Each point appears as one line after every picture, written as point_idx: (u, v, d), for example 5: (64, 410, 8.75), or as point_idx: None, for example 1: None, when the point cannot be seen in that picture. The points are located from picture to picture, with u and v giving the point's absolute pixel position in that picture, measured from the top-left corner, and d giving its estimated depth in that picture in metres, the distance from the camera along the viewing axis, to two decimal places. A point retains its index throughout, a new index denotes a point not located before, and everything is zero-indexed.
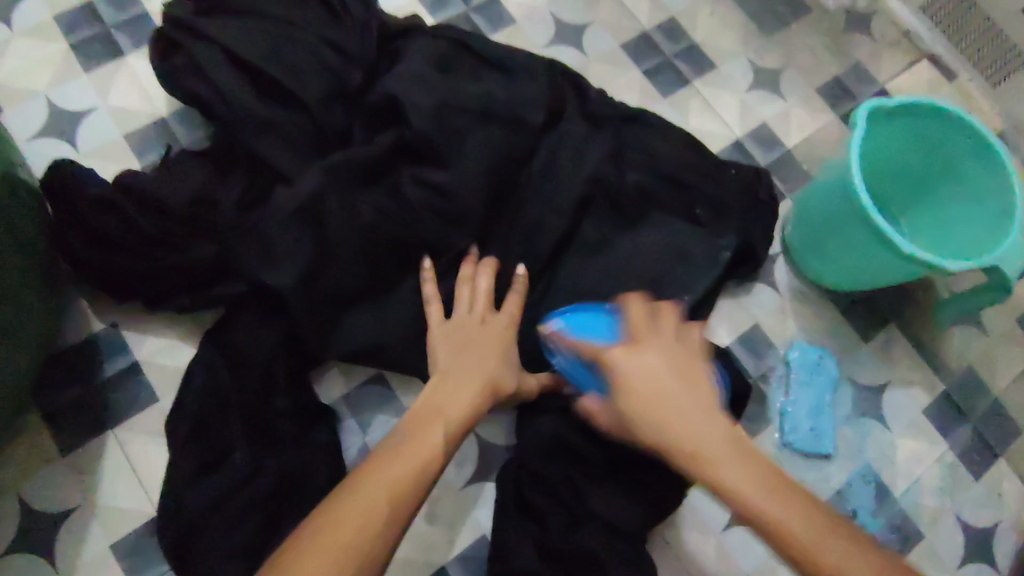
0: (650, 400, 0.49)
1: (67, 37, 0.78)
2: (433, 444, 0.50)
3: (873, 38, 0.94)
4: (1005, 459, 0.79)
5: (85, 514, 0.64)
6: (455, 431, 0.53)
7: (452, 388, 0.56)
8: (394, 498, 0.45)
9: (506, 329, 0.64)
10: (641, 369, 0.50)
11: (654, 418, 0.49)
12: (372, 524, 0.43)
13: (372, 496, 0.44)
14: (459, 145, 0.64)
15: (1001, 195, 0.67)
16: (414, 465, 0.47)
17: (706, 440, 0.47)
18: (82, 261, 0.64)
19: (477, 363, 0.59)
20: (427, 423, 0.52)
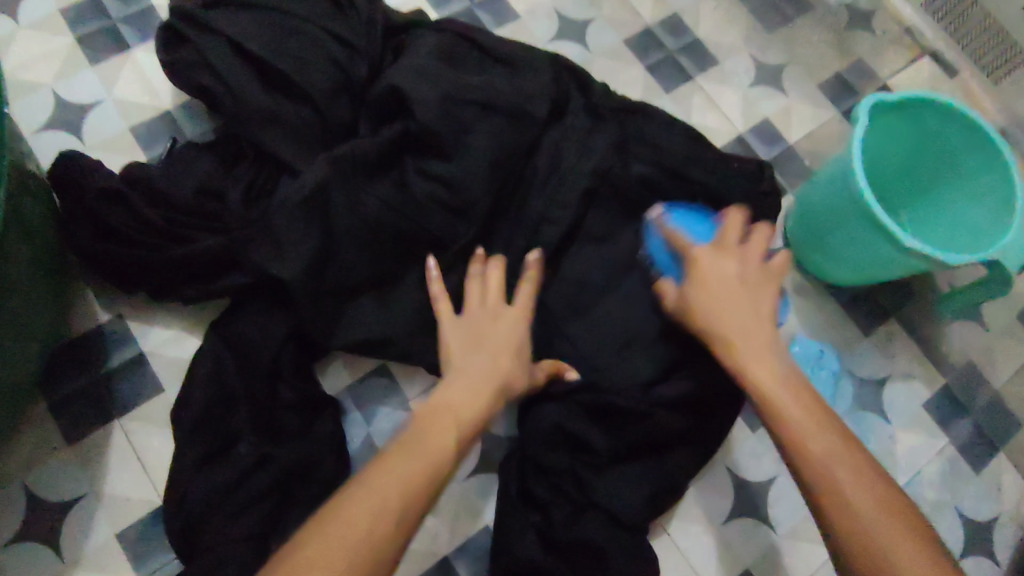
0: (731, 335, 0.56)
1: (74, 30, 0.79)
2: (446, 445, 0.50)
3: (875, 34, 0.94)
4: (1005, 453, 0.79)
5: (91, 503, 0.64)
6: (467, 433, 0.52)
7: (462, 383, 0.55)
8: (406, 500, 0.45)
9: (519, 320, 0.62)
10: (717, 272, 0.58)
11: (709, 309, 0.57)
12: (377, 524, 0.43)
13: (383, 494, 0.45)
14: (464, 137, 0.65)
15: (1001, 190, 0.68)
16: (424, 466, 0.47)
17: (787, 401, 0.51)
18: (89, 251, 0.65)
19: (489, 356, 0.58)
20: (439, 417, 0.52)
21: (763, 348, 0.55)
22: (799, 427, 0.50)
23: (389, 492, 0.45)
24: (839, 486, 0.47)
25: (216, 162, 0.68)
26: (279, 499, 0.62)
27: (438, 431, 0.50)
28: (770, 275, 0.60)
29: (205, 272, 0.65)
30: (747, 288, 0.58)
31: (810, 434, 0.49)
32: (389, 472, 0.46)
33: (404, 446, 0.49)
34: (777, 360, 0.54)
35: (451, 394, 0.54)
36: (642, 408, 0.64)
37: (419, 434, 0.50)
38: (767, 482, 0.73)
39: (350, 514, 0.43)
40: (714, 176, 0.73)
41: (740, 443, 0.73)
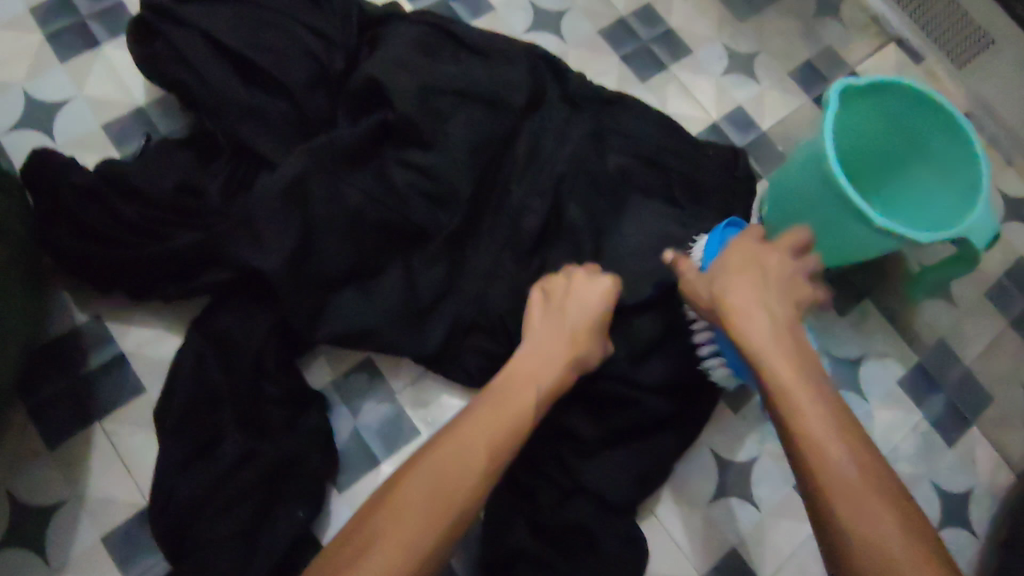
0: (741, 311, 0.55)
1: (43, 27, 0.77)
2: (526, 407, 0.52)
3: (842, 22, 0.96)
4: (977, 426, 0.81)
5: (75, 508, 0.63)
6: (546, 398, 0.54)
7: (556, 358, 0.56)
8: (490, 456, 0.48)
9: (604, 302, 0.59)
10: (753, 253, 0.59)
11: (731, 272, 0.58)
12: (463, 482, 0.46)
13: (475, 444, 0.48)
14: (442, 128, 0.66)
15: (967, 168, 0.70)
16: (506, 426, 0.50)
17: (790, 390, 0.50)
18: (65, 253, 0.64)
19: (579, 334, 0.58)
20: (519, 386, 0.53)
21: (776, 327, 0.54)
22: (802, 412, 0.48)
23: (472, 453, 0.47)
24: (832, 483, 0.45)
25: (194, 158, 0.68)
26: (267, 494, 0.61)
27: (515, 399, 0.52)
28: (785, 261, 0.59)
29: (185, 269, 0.64)
30: (776, 272, 0.58)
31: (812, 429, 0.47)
32: (469, 435, 0.48)
33: (483, 410, 0.50)
34: (790, 345, 0.53)
35: (529, 366, 0.55)
36: (630, 393, 0.66)
37: (493, 401, 0.51)
38: (750, 462, 0.74)
39: (433, 472, 0.46)
40: (690, 162, 0.74)
41: (723, 425, 0.75)
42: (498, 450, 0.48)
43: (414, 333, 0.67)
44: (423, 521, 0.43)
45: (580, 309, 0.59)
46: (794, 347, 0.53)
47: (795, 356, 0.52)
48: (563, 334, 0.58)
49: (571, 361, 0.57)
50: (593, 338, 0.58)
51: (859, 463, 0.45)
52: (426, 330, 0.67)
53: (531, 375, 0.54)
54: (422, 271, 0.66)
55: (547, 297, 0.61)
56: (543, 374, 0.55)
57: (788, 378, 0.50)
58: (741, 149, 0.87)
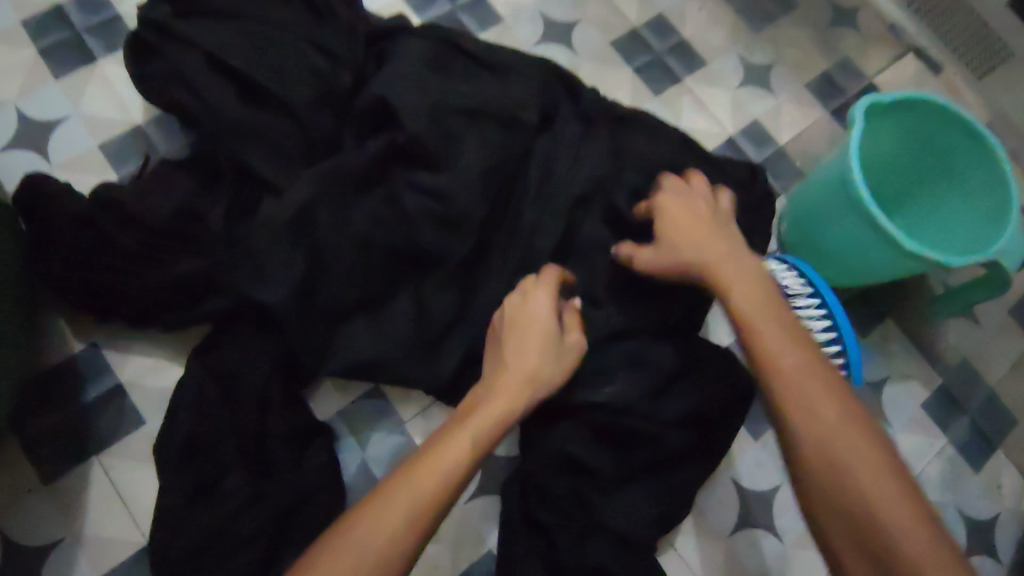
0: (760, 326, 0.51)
1: (36, 42, 0.74)
2: (444, 469, 0.47)
3: (860, 31, 0.94)
4: (1003, 451, 0.79)
5: (71, 548, 0.60)
6: (472, 457, 0.49)
7: (484, 412, 0.52)
8: (395, 530, 0.43)
9: (550, 317, 0.59)
10: (681, 209, 0.61)
11: (678, 238, 0.59)
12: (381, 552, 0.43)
13: (383, 517, 0.44)
14: (453, 149, 0.63)
15: (997, 187, 0.67)
16: (418, 493, 0.45)
17: (813, 411, 0.46)
18: (61, 282, 0.61)
19: (522, 350, 0.57)
20: (437, 447, 0.49)
21: (793, 339, 0.50)
22: (825, 440, 0.45)
23: (376, 533, 0.43)
24: (861, 517, 0.42)
25: (194, 180, 0.65)
26: (274, 533, 0.58)
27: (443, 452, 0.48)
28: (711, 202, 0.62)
29: (186, 297, 0.62)
30: (712, 218, 0.60)
31: (837, 458, 0.44)
32: (377, 510, 0.44)
33: (398, 478, 0.46)
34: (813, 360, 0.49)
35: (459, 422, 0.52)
36: (652, 428, 0.62)
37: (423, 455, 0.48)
38: (771, 491, 0.71)
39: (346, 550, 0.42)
40: (711, 181, 0.71)
41: (743, 453, 0.72)
42: (403, 531, 0.44)
43: (427, 363, 0.64)
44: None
45: (525, 335, 0.58)
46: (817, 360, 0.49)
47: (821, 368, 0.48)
48: (506, 371, 0.56)
49: (500, 412, 0.52)
50: (543, 349, 0.57)
51: (890, 494, 0.43)
52: (437, 360, 0.64)
53: (467, 422, 0.51)
54: (433, 297, 0.64)
55: (501, 324, 0.60)
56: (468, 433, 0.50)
57: (811, 398, 0.46)
58: (758, 164, 0.85)
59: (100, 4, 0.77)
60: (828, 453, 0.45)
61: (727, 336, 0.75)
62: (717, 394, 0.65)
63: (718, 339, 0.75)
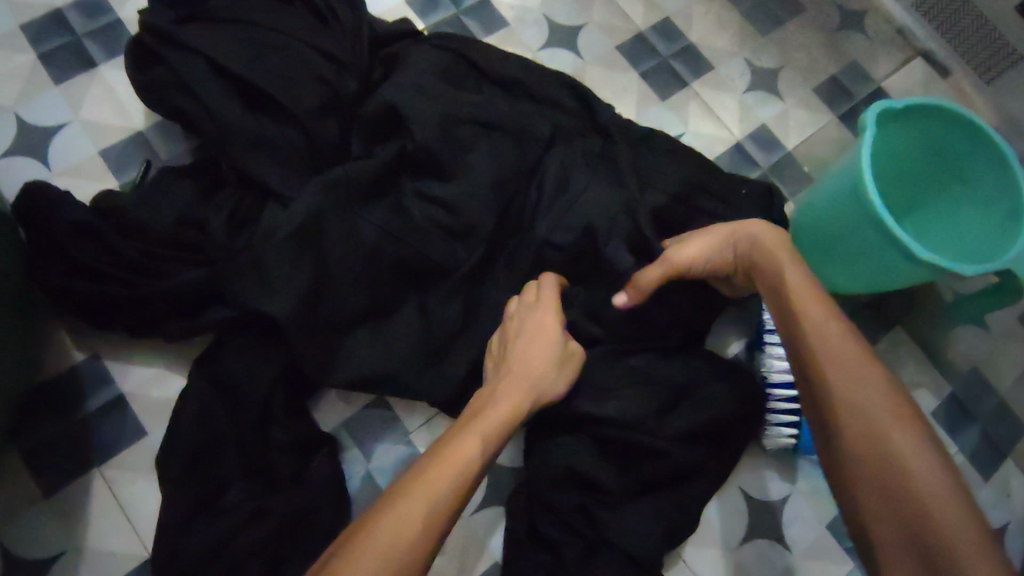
0: (806, 305, 0.52)
1: (36, 47, 0.74)
2: (471, 446, 0.49)
3: (867, 35, 0.93)
4: (1013, 459, 0.78)
5: (71, 561, 0.59)
6: (495, 437, 0.51)
7: (505, 396, 0.54)
8: (432, 499, 0.45)
9: (552, 316, 0.60)
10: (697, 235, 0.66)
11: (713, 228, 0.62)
12: (414, 527, 0.43)
13: (420, 488, 0.45)
14: (460, 157, 0.62)
15: (1007, 195, 0.66)
16: (451, 467, 0.47)
17: (852, 382, 0.46)
18: (61, 292, 0.60)
19: (529, 345, 0.58)
20: (462, 430, 0.51)
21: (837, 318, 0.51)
22: (862, 411, 0.45)
23: (415, 503, 0.44)
24: (892, 485, 0.42)
25: (196, 188, 0.64)
26: (278, 548, 0.57)
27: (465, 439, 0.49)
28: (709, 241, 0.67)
29: (188, 307, 0.60)
30: None
31: (879, 429, 0.44)
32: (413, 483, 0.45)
33: (429, 459, 0.48)
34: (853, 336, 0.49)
35: (481, 408, 0.54)
36: (658, 444, 0.61)
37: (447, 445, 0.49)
38: (780, 501, 0.70)
39: (389, 517, 0.43)
40: (719, 187, 0.70)
41: (752, 463, 0.71)
42: (439, 500, 0.45)
43: (433, 373, 0.63)
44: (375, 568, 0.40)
45: (535, 335, 0.59)
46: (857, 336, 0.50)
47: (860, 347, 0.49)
48: (518, 363, 0.57)
49: (522, 398, 0.55)
50: (549, 352, 0.58)
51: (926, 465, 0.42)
52: (443, 370, 0.63)
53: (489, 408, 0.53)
54: (438, 308, 0.63)
55: (506, 326, 0.61)
56: (490, 415, 0.52)
57: (853, 373, 0.47)
58: (766, 170, 0.84)
59: (101, 9, 0.76)
60: (864, 422, 0.45)
61: (734, 345, 0.74)
62: (726, 406, 0.64)
63: (726, 350, 0.74)
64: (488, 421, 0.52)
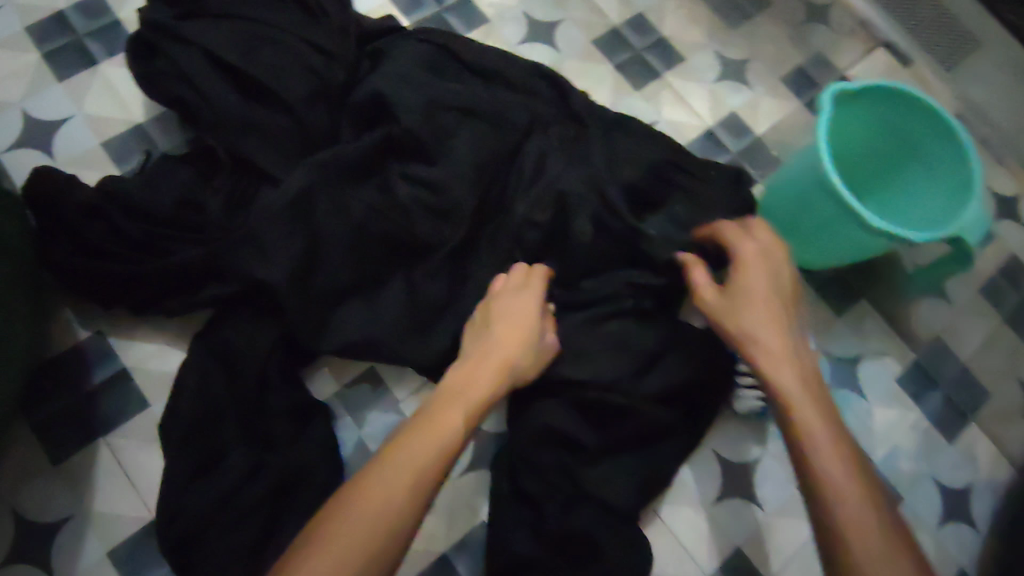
0: (817, 446, 0.51)
1: (40, 48, 0.78)
2: (453, 423, 0.52)
3: (832, 27, 0.98)
4: (977, 423, 0.82)
5: (79, 525, 0.63)
6: (474, 413, 0.54)
7: (483, 377, 0.57)
8: (415, 473, 0.48)
9: (532, 302, 0.63)
10: (760, 275, 0.61)
11: (749, 308, 0.59)
12: (393, 515, 0.46)
13: (404, 462, 0.48)
14: (444, 142, 0.67)
15: (957, 168, 0.70)
16: (435, 443, 0.50)
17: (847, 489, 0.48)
18: (69, 271, 0.64)
19: (506, 329, 0.61)
20: (446, 405, 0.54)
21: (842, 454, 0.50)
22: (852, 516, 0.47)
23: (399, 474, 0.48)
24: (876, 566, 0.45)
25: (195, 174, 0.68)
26: (274, 506, 0.61)
27: (444, 418, 0.52)
28: (780, 282, 0.61)
29: (188, 283, 0.64)
30: (781, 299, 0.60)
31: (861, 524, 0.47)
32: (397, 456, 0.49)
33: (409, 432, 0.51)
34: (858, 483, 0.49)
35: (460, 385, 0.56)
36: (631, 403, 0.65)
37: (426, 423, 0.52)
38: (752, 463, 0.74)
39: (378, 491, 0.46)
40: (689, 166, 0.74)
41: (726, 427, 0.75)
42: (422, 470, 0.48)
43: (421, 343, 0.66)
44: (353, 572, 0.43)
45: (506, 318, 0.62)
46: (858, 477, 0.49)
47: (867, 504, 0.48)
48: (495, 347, 0.60)
49: (499, 382, 0.58)
50: (522, 330, 0.62)
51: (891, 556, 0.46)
52: (429, 341, 0.67)
53: (471, 389, 0.56)
54: (425, 283, 0.67)
55: (489, 305, 0.64)
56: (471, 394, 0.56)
57: (866, 558, 0.45)
58: (735, 155, 0.88)
59: (102, 10, 0.80)
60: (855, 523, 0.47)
61: (706, 319, 0.78)
62: (695, 372, 0.68)
63: (698, 321, 0.78)
64: (467, 402, 0.55)
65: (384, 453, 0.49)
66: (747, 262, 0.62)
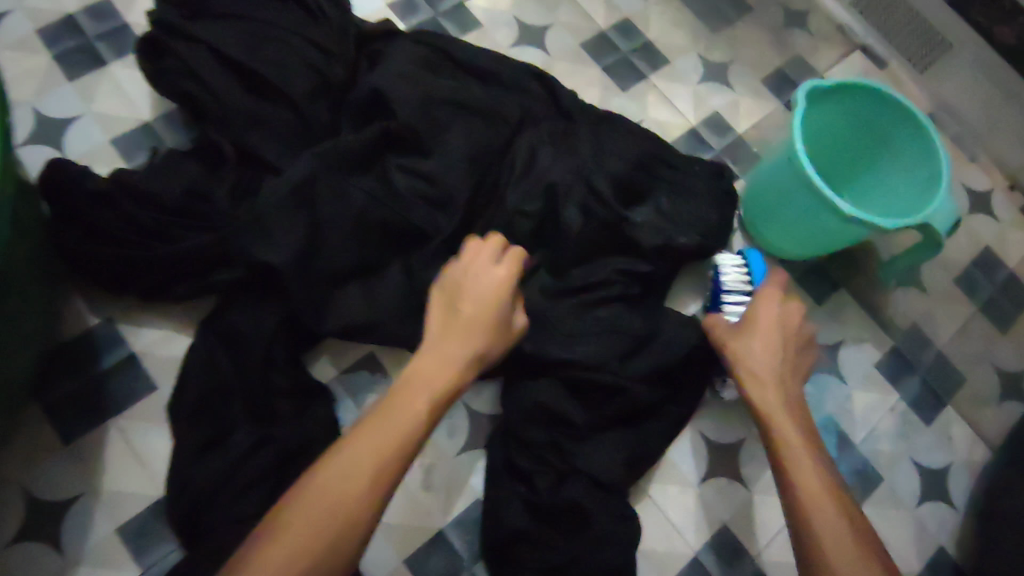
0: (800, 472, 0.54)
1: (51, 49, 0.81)
2: (418, 409, 0.52)
3: (810, 32, 1.02)
4: (953, 405, 0.85)
5: (89, 502, 0.65)
6: (443, 398, 0.54)
7: (450, 360, 0.56)
8: (378, 462, 0.49)
9: (502, 281, 0.61)
10: (772, 317, 0.63)
11: (754, 349, 0.62)
12: (351, 506, 0.47)
13: (363, 452, 0.49)
14: (439, 136, 0.70)
15: (927, 160, 0.74)
16: (398, 431, 0.51)
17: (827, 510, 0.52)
18: (81, 258, 0.67)
19: (472, 312, 0.59)
20: (413, 389, 0.54)
21: (825, 482, 0.54)
22: (826, 529, 0.51)
23: (359, 462, 0.48)
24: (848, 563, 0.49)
25: (201, 166, 0.71)
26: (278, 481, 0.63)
27: (408, 404, 0.52)
28: (788, 327, 0.63)
29: (196, 269, 0.67)
30: (786, 342, 0.62)
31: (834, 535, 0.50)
32: (359, 445, 0.49)
33: (373, 418, 0.51)
34: (840, 506, 0.52)
35: (425, 370, 0.55)
36: (619, 381, 0.68)
37: (391, 408, 0.52)
38: (737, 443, 0.77)
39: (338, 483, 0.47)
40: (673, 160, 0.78)
41: (712, 408, 0.78)
42: (384, 459, 0.49)
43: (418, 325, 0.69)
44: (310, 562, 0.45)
45: (475, 297, 0.59)
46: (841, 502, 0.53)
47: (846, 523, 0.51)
48: (463, 330, 0.58)
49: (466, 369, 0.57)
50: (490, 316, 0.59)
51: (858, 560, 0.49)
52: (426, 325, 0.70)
53: (438, 371, 0.55)
54: (421, 268, 0.69)
55: (454, 276, 0.61)
56: (438, 377, 0.55)
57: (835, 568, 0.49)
58: (718, 151, 0.92)
59: (111, 14, 0.84)
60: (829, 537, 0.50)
61: (692, 306, 0.82)
62: (682, 354, 0.71)
63: (684, 308, 0.81)
64: (432, 386, 0.54)
65: (346, 440, 0.50)
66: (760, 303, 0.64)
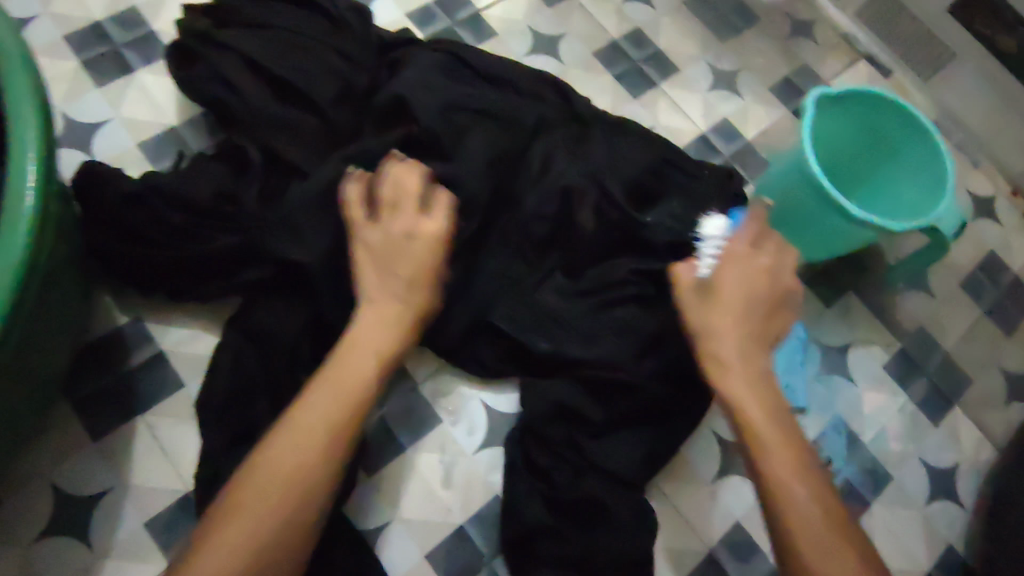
0: (773, 457, 0.54)
1: (79, 56, 0.83)
2: (363, 376, 0.55)
3: (817, 41, 1.04)
4: (959, 406, 0.87)
5: (117, 497, 0.67)
6: (386, 363, 0.57)
7: (387, 326, 0.57)
8: (329, 431, 0.52)
9: (435, 236, 0.61)
10: (740, 287, 0.59)
11: (727, 320, 0.58)
12: (303, 474, 0.51)
13: (309, 424, 0.52)
14: (459, 140, 0.72)
15: (933, 166, 0.77)
16: (343, 399, 0.54)
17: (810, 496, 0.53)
18: (113, 258, 0.69)
19: (404, 272, 0.59)
20: (355, 356, 0.56)
21: (800, 462, 0.54)
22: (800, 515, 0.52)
23: (307, 434, 0.51)
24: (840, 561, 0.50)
25: None
26: None
27: (349, 370, 0.55)
28: (756, 294, 0.60)
29: (223, 268, 0.69)
30: (756, 309, 0.59)
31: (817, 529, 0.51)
32: (306, 417, 0.52)
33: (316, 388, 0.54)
34: (817, 491, 0.53)
35: (358, 336, 0.57)
36: (636, 379, 0.70)
37: (332, 375, 0.55)
38: None
39: (288, 457, 0.51)
40: (685, 164, 0.80)
41: None
42: (333, 428, 0.52)
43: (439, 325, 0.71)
44: (277, 528, 0.49)
45: (405, 257, 0.59)
46: (820, 488, 0.54)
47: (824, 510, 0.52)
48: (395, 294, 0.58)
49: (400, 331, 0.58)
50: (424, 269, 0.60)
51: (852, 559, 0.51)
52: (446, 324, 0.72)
53: (374, 333, 0.57)
54: None
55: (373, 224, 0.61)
56: (379, 343, 0.57)
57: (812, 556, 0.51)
58: (728, 157, 0.94)
59: (137, 22, 0.86)
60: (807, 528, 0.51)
61: None
62: None
63: None
64: (369, 351, 0.56)
65: (291, 413, 0.53)
66: (730, 269, 0.60)
